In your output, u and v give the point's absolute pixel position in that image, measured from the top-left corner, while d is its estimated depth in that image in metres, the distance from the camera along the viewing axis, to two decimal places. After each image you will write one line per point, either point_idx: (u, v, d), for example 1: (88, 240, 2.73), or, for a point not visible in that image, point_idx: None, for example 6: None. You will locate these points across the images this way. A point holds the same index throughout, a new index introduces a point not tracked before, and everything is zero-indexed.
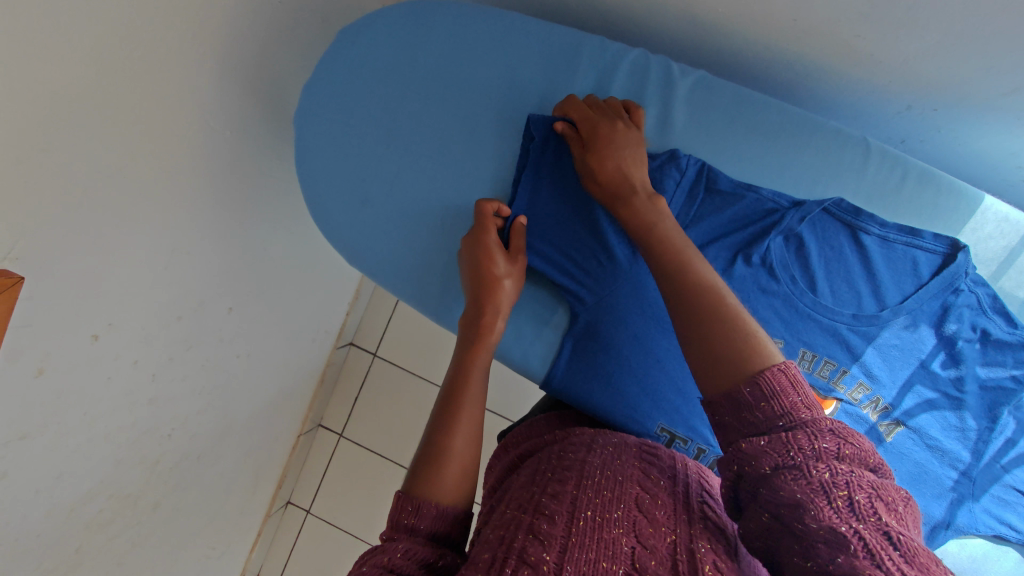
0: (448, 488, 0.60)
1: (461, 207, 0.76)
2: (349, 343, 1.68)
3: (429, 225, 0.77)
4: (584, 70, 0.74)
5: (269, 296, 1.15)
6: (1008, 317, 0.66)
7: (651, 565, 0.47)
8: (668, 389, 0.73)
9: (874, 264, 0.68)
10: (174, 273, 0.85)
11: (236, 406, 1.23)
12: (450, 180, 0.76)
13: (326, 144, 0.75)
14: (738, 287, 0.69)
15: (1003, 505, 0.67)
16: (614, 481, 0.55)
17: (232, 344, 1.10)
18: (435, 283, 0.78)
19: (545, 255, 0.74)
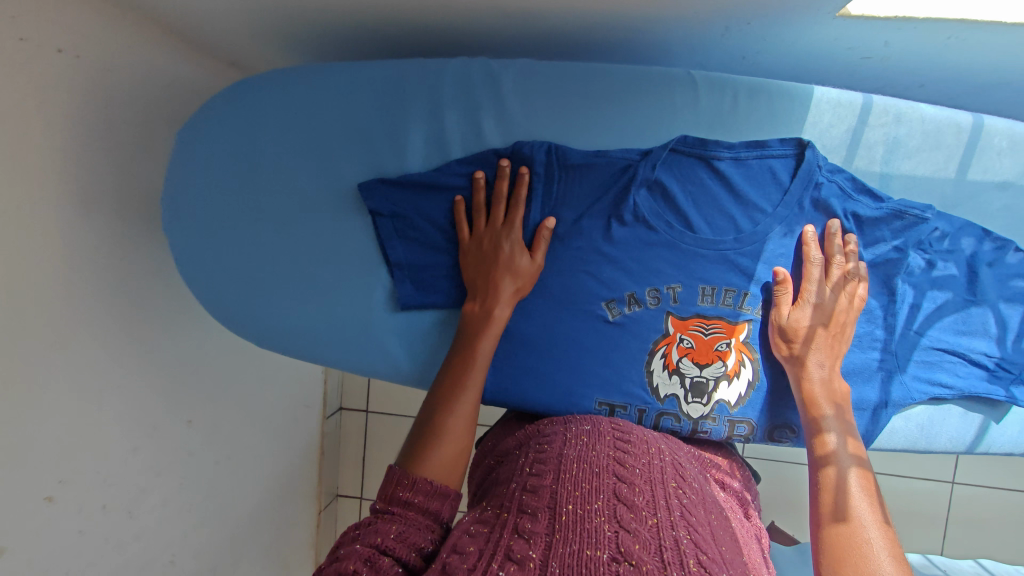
0: (441, 470, 0.59)
1: (350, 258, 0.76)
2: (337, 409, 1.68)
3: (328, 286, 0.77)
4: (414, 99, 0.73)
5: (226, 397, 1.15)
6: (872, 195, 0.67)
7: (635, 546, 0.46)
8: (596, 363, 0.74)
9: (738, 186, 0.70)
10: (110, 412, 0.86)
11: (235, 507, 1.23)
12: (334, 237, 0.76)
13: (211, 245, 0.76)
14: (625, 250, 0.72)
15: (927, 367, 0.68)
16: (591, 471, 0.55)
17: (206, 450, 1.10)
18: (355, 342, 0.77)
19: (437, 281, 0.75)
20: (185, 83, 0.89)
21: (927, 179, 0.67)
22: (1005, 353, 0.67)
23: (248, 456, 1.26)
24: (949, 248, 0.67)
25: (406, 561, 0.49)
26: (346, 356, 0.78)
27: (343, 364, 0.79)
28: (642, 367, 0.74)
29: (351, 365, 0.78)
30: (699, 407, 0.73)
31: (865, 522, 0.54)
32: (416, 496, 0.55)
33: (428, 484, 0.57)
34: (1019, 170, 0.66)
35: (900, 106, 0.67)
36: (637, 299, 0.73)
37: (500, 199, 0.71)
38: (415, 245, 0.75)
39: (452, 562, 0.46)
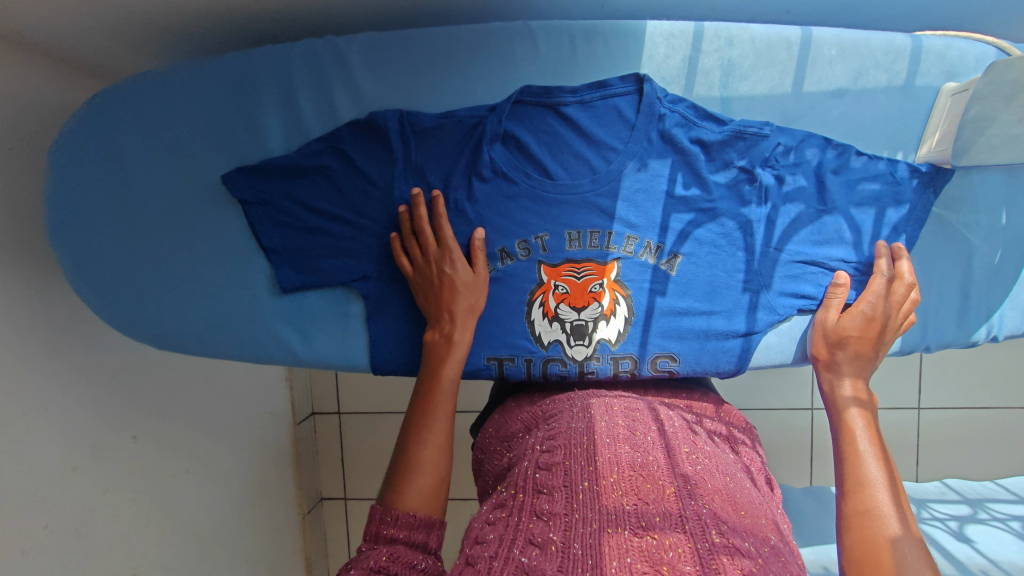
0: (421, 500, 0.58)
1: (233, 252, 0.77)
2: (311, 414, 1.56)
3: (214, 280, 0.77)
4: (265, 87, 0.74)
5: (192, 418, 1.14)
6: (713, 119, 0.68)
7: (658, 520, 0.45)
8: (480, 321, 0.76)
9: (587, 129, 0.71)
10: (48, 442, 0.84)
11: (208, 517, 1.17)
12: (216, 232, 0.77)
13: (97, 261, 0.76)
14: (488, 205, 0.74)
15: (790, 281, 0.70)
16: (603, 444, 0.54)
17: (161, 465, 1.06)
18: (250, 334, 0.77)
19: (309, 260, 0.76)
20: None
21: (768, 97, 0.68)
22: (861, 257, 0.69)
23: (217, 465, 1.21)
24: (794, 161, 0.68)
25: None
26: (241, 348, 0.78)
27: (226, 353, 0.79)
28: (523, 318, 0.75)
29: (249, 357, 0.78)
30: (582, 349, 0.74)
31: (876, 482, 0.53)
32: (406, 531, 0.55)
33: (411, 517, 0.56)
34: (850, 77, 0.67)
35: (730, 29, 0.68)
36: (509, 253, 0.74)
37: (429, 222, 0.72)
38: (283, 229, 0.76)
39: (472, 554, 0.45)
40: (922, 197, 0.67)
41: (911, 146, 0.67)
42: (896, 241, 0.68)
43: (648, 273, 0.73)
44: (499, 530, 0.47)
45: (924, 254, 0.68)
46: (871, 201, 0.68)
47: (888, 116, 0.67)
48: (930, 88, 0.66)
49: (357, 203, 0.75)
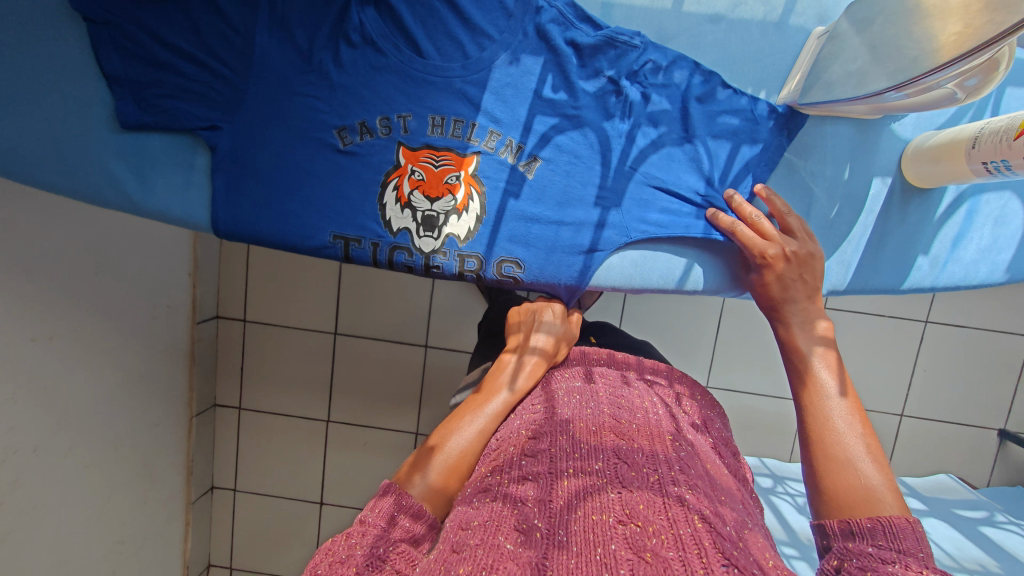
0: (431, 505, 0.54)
1: (67, 77, 0.70)
2: (216, 316, 1.42)
3: (47, 103, 0.70)
4: None
5: (87, 289, 1.05)
6: (590, 22, 0.67)
7: (641, 508, 0.45)
8: (329, 197, 0.72)
9: (465, 10, 0.68)
10: None
11: (67, 393, 1.03)
12: (55, 48, 0.69)
13: None
14: (352, 73, 0.70)
15: (642, 204, 0.71)
16: (589, 432, 0.55)
17: (23, 324, 0.92)
18: (83, 168, 0.71)
19: (151, 96, 0.70)
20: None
21: (646, 4, 0.67)
22: (709, 190, 0.69)
23: (96, 337, 1.08)
24: (663, 81, 0.68)
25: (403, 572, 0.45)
26: (68, 183, 0.71)
27: (48, 181, 0.70)
28: (375, 200, 0.72)
29: (76, 196, 0.72)
30: (430, 242, 0.72)
31: (836, 412, 0.53)
32: (406, 512, 0.51)
33: (412, 506, 0.52)
34: (729, 3, 0.66)
35: None
36: (369, 128, 0.71)
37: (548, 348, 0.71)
38: (130, 57, 0.70)
39: (457, 540, 0.44)
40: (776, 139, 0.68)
41: (775, 86, 0.68)
42: (743, 182, 0.69)
43: (504, 172, 0.71)
44: (483, 515, 0.46)
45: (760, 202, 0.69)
46: (726, 136, 0.68)
47: (757, 53, 0.67)
48: (801, 31, 0.66)
49: (212, 44, 0.69)
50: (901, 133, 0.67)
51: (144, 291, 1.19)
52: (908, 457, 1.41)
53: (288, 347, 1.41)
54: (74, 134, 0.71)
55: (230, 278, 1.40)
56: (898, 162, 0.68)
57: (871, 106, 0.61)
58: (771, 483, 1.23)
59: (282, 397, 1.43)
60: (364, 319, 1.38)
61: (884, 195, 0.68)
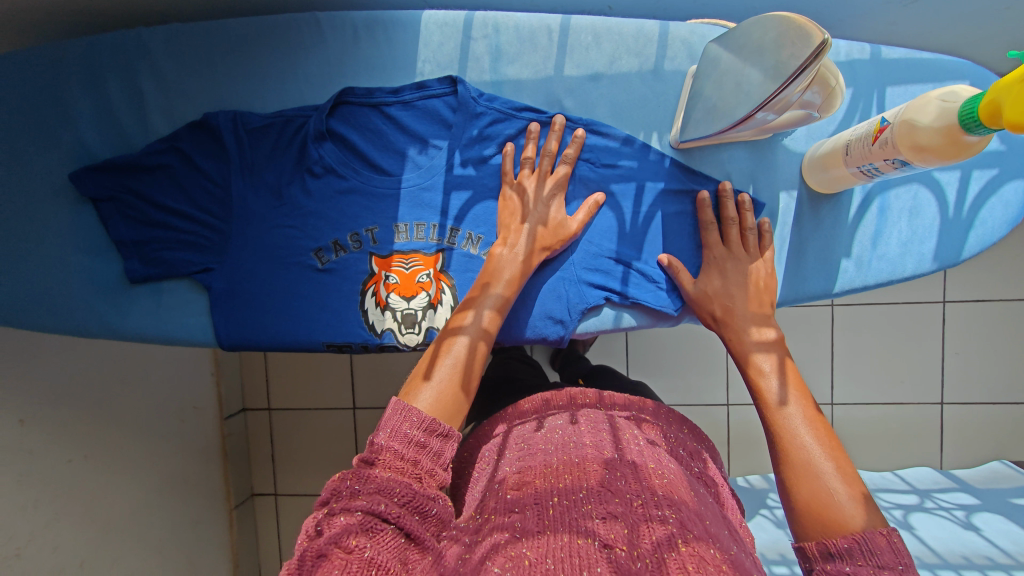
0: (442, 411, 0.56)
1: (59, 237, 0.80)
2: (243, 410, 1.49)
3: (50, 265, 0.80)
4: (73, 77, 0.78)
5: (113, 408, 1.14)
6: (527, 116, 0.72)
7: (625, 534, 0.44)
8: (296, 301, 0.79)
9: (410, 127, 0.75)
10: None
11: (107, 505, 1.10)
12: (38, 210, 0.80)
13: None
14: (320, 199, 0.77)
15: (603, 275, 0.73)
16: (574, 462, 0.54)
17: (59, 450, 1.01)
18: (72, 308, 0.81)
19: (152, 253, 0.79)
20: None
21: (537, 79, 0.73)
22: (639, 254, 0.72)
23: (127, 450, 1.16)
24: (610, 161, 0.72)
25: (409, 530, 0.46)
26: (65, 324, 0.81)
27: (60, 327, 0.81)
28: (336, 295, 0.79)
29: (70, 334, 0.81)
30: (414, 337, 0.78)
31: (801, 434, 0.54)
32: (417, 435, 0.52)
33: (424, 420, 0.54)
34: (605, 61, 0.71)
35: (497, 17, 0.73)
36: (341, 245, 0.78)
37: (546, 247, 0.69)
38: (130, 222, 0.80)
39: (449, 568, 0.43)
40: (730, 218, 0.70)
41: (665, 126, 0.71)
42: (653, 216, 0.72)
43: (471, 264, 0.76)
44: (470, 554, 0.45)
45: (670, 239, 0.72)
46: (623, 178, 0.72)
47: (644, 98, 0.71)
48: (677, 72, 0.71)
49: (199, 200, 0.79)
50: (795, 147, 0.69)
51: (169, 399, 1.28)
52: (959, 449, 1.31)
53: (308, 433, 1.46)
54: (74, 285, 0.81)
55: (252, 379, 1.48)
56: (800, 172, 0.69)
57: (756, 128, 0.63)
58: None
59: (309, 480, 1.48)
60: (370, 392, 1.43)
61: (794, 207, 0.70)
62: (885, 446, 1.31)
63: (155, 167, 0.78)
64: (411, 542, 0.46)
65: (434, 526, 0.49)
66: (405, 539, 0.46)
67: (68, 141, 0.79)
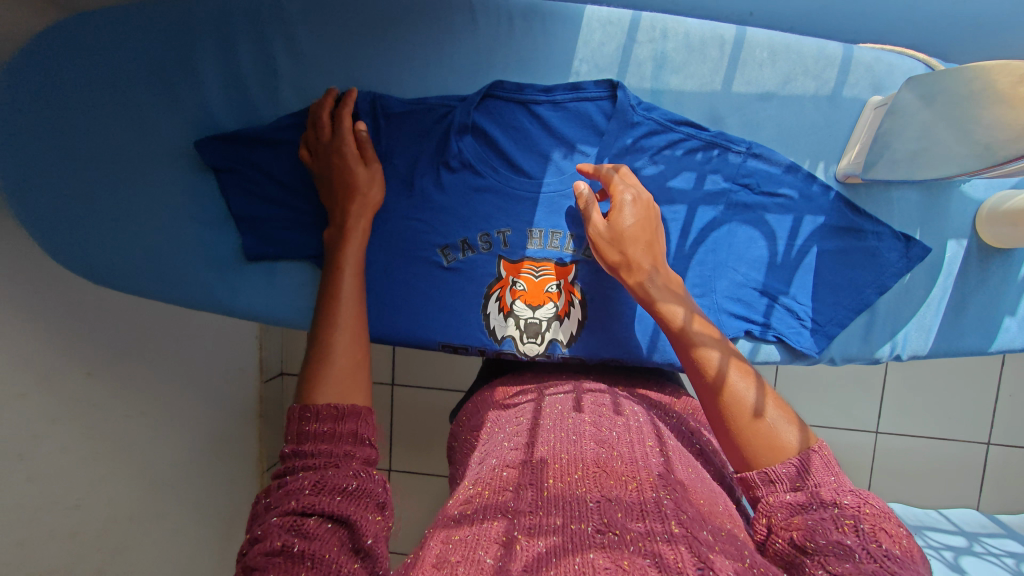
0: (338, 389, 0.56)
1: (173, 203, 0.77)
2: (280, 374, 1.49)
3: (161, 230, 0.78)
4: (204, 34, 0.73)
5: (173, 365, 1.12)
6: (689, 131, 0.68)
7: (619, 514, 0.43)
8: (413, 296, 0.77)
9: (558, 130, 0.71)
10: (35, 372, 0.84)
11: (159, 464, 1.10)
12: (158, 176, 0.77)
13: (42, 199, 0.75)
14: (452, 194, 0.74)
15: (746, 306, 0.70)
16: (569, 441, 0.52)
17: (122, 404, 1.00)
18: (182, 278, 0.79)
19: (269, 230, 0.77)
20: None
21: (702, 93, 0.68)
22: (788, 290, 0.69)
23: (182, 409, 1.16)
24: (771, 189, 0.68)
25: (333, 511, 0.45)
26: (171, 292, 0.79)
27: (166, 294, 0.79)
28: (455, 295, 0.77)
29: (178, 303, 0.80)
30: (534, 346, 0.75)
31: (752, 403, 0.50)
32: (325, 425, 0.52)
33: (325, 412, 0.53)
34: (778, 81, 0.67)
35: (666, 21, 0.68)
36: (470, 245, 0.75)
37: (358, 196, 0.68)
38: (251, 197, 0.77)
39: (443, 556, 0.41)
40: (894, 262, 0.67)
41: (833, 157, 0.68)
42: (808, 251, 0.68)
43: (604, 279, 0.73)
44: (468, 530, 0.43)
45: (823, 277, 0.68)
46: (782, 208, 0.68)
47: (814, 125, 0.67)
48: (855, 100, 0.66)
49: None
50: (973, 194, 0.68)
51: (225, 362, 1.29)
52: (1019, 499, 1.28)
53: None
54: (185, 253, 0.79)
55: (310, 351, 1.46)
56: (971, 223, 0.68)
57: (928, 180, 0.62)
58: None
59: None
60: None
61: (960, 257, 0.68)
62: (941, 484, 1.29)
63: (281, 141, 0.75)
64: (335, 523, 0.45)
65: (366, 501, 0.48)
66: (331, 522, 0.45)
67: (191, 101, 0.75)
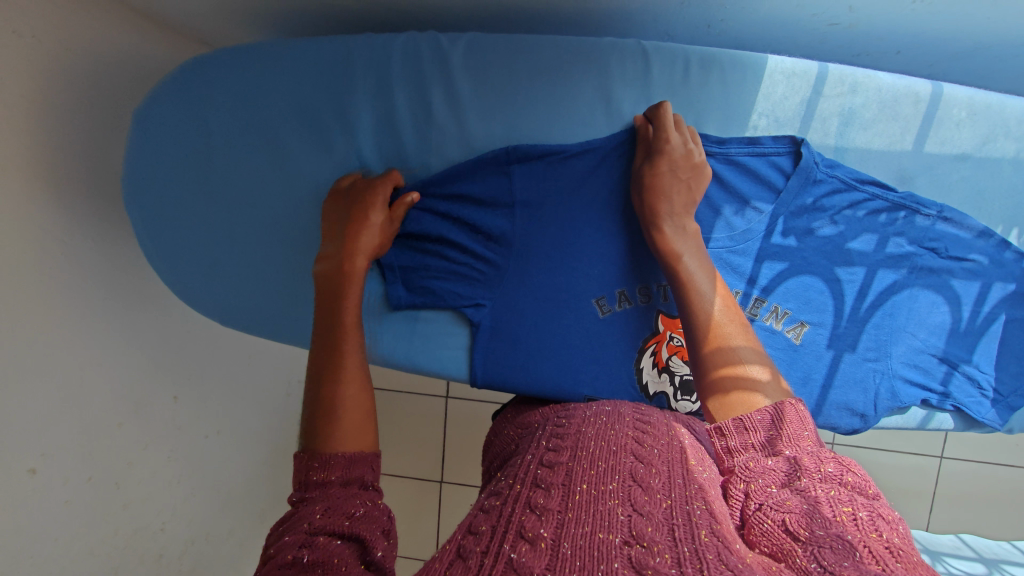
0: (356, 436, 0.51)
1: (311, 243, 0.75)
2: None
3: (297, 271, 0.76)
4: (359, 74, 0.71)
5: (245, 384, 1.15)
6: (879, 192, 0.66)
7: (649, 530, 0.39)
8: (559, 347, 0.73)
9: (732, 183, 0.67)
10: (136, 399, 0.88)
11: (232, 480, 1.12)
12: (296, 215, 0.75)
13: (179, 235, 0.74)
14: (605, 243, 0.72)
15: (922, 373, 0.68)
16: (607, 450, 0.47)
17: (203, 421, 1.03)
18: None
19: (417, 278, 0.74)
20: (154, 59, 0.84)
21: (887, 152, 0.66)
22: (968, 358, 0.67)
23: (254, 426, 1.18)
24: (959, 255, 0.66)
25: (344, 530, 0.41)
26: (304, 333, 0.77)
27: (299, 335, 0.78)
28: (603, 348, 0.73)
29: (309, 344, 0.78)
30: (688, 404, 0.73)
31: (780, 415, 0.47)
32: (332, 459, 0.48)
33: (328, 460, 0.48)
34: (976, 142, 0.65)
35: (857, 75, 0.65)
36: (627, 296, 0.73)
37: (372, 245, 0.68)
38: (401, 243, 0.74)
39: (465, 545, 0.39)
40: None
41: None
42: (995, 319, 0.67)
43: (773, 339, 0.68)
44: (493, 519, 0.41)
45: (1010, 346, 0.67)
46: (967, 274, 0.67)
47: (1008, 188, 0.66)
48: None
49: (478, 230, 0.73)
50: None
51: (293, 376, 1.31)
52: None
53: None
54: None
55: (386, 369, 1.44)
56: None
57: None
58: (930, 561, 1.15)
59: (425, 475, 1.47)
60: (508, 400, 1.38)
61: None
62: (1006, 514, 1.31)
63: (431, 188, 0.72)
64: (350, 544, 0.41)
65: (375, 526, 0.44)
66: (346, 542, 0.41)
67: (339, 142, 0.72)
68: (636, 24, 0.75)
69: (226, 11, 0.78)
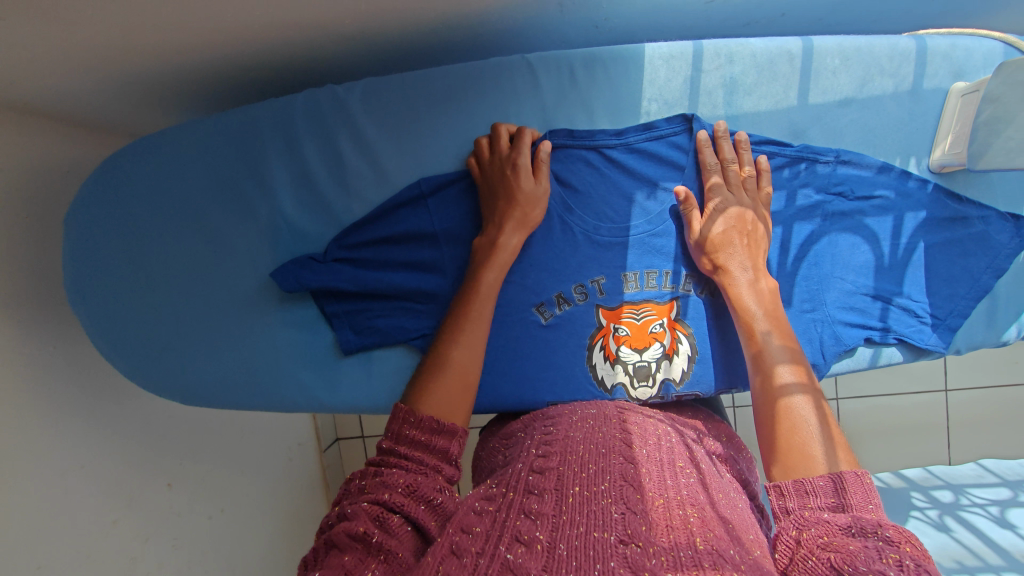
0: (448, 406, 0.57)
1: (259, 308, 0.77)
2: (335, 440, 1.47)
3: (251, 339, 0.77)
4: (267, 138, 0.73)
5: (239, 457, 1.15)
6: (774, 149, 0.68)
7: (644, 529, 0.40)
8: (516, 360, 0.74)
9: (637, 170, 0.71)
10: (126, 495, 0.88)
11: (244, 556, 1.11)
12: (239, 284, 0.76)
13: (129, 328, 0.75)
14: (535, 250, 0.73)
15: (860, 314, 0.69)
16: (598, 453, 0.49)
17: (203, 502, 1.03)
18: (280, 382, 0.78)
19: (364, 321, 0.76)
20: (80, 165, 0.86)
21: (776, 111, 0.68)
22: (899, 291, 0.69)
23: (257, 497, 1.18)
24: (865, 194, 0.68)
25: (415, 517, 0.46)
26: (270, 397, 0.78)
27: (265, 399, 0.78)
28: (558, 352, 0.74)
29: (278, 407, 0.79)
30: (647, 390, 0.72)
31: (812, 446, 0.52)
32: (419, 435, 0.52)
33: (426, 420, 0.53)
34: (856, 85, 0.68)
35: (731, 46, 0.68)
36: (565, 298, 0.73)
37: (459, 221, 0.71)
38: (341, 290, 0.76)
39: (458, 544, 0.40)
40: (1009, 244, 0.69)
41: (923, 150, 0.69)
42: (915, 248, 0.69)
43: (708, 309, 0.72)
44: (486, 525, 0.42)
45: (935, 271, 0.69)
46: (878, 210, 0.69)
47: (900, 121, 0.69)
48: (936, 90, 0.68)
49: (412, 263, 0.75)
50: None
51: (288, 440, 1.31)
52: None
53: None
54: (277, 355, 0.77)
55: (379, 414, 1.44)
56: None
57: None
58: (953, 496, 1.14)
59: None
60: None
61: None
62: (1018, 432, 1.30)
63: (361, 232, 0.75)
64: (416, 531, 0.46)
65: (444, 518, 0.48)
66: (411, 527, 0.46)
67: (263, 206, 0.75)
68: (525, 38, 0.78)
69: (143, 104, 0.82)
